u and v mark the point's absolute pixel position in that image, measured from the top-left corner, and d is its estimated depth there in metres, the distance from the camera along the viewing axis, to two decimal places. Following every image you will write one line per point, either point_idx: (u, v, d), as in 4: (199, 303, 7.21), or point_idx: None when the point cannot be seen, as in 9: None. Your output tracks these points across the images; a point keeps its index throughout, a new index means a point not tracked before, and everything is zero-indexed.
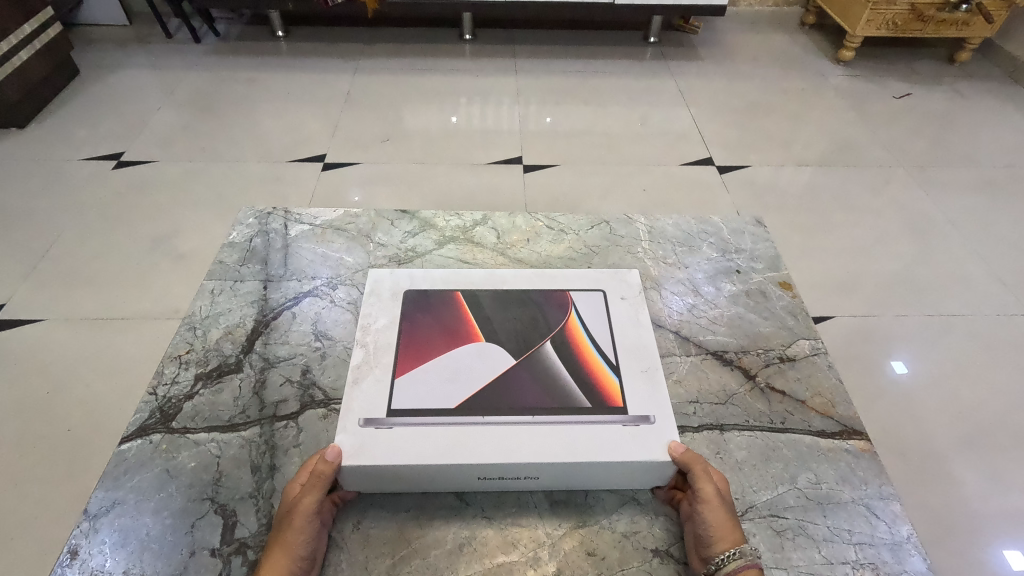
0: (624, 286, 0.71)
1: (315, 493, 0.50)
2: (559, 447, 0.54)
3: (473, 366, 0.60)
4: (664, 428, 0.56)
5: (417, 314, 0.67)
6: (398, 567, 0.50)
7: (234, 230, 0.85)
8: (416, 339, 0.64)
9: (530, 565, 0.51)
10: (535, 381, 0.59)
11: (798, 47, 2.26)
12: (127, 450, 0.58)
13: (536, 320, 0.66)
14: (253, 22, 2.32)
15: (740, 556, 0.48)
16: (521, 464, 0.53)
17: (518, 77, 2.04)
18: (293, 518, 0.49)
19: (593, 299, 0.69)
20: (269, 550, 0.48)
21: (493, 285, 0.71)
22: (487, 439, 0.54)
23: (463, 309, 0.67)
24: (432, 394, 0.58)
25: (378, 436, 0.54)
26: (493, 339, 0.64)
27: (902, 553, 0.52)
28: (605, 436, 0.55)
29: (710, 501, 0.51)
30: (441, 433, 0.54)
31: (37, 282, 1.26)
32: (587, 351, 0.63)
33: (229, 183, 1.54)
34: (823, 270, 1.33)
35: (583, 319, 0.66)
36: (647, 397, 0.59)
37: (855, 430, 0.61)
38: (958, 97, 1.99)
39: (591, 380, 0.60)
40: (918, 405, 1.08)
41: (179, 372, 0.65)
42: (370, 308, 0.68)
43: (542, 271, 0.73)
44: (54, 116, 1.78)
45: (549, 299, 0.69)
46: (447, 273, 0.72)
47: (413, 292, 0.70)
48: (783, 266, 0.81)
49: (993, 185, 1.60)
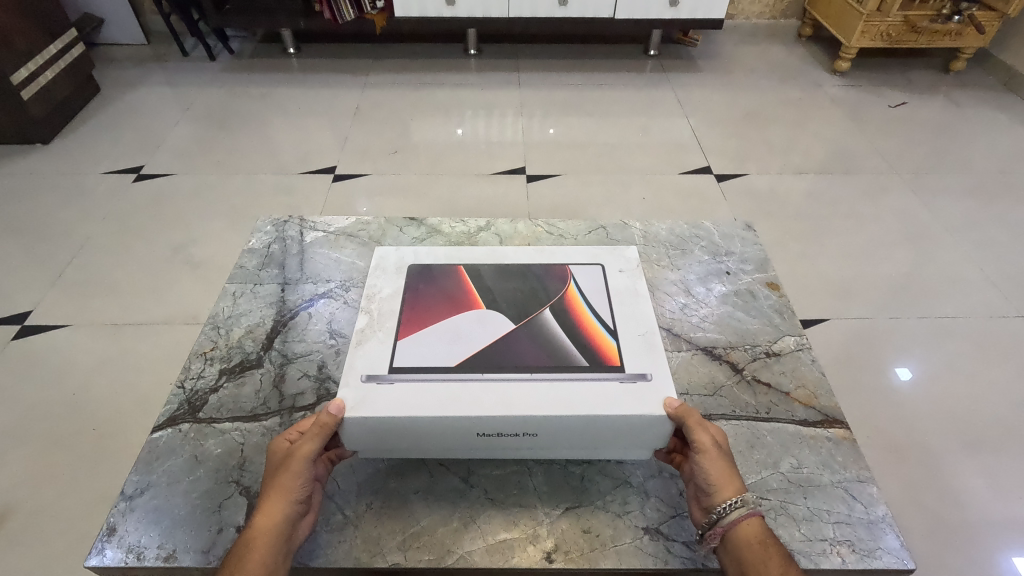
0: (622, 260, 0.75)
1: (315, 441, 0.54)
2: (555, 400, 0.56)
3: (474, 330, 0.65)
4: (660, 385, 0.58)
5: (421, 285, 0.71)
6: (409, 542, 0.56)
7: (253, 237, 0.90)
8: (419, 306, 0.68)
9: (529, 541, 0.56)
10: (534, 343, 0.63)
11: (795, 58, 2.32)
12: (158, 438, 0.63)
13: (536, 290, 0.70)
14: (265, 40, 2.40)
15: (742, 505, 0.52)
16: (517, 418, 0.56)
17: (521, 90, 2.11)
18: (293, 464, 0.53)
19: (592, 271, 0.73)
20: (265, 493, 0.52)
21: (493, 260, 0.75)
22: (485, 394, 0.57)
23: (464, 281, 0.72)
24: (433, 354, 0.61)
25: (379, 390, 0.57)
26: (493, 306, 0.68)
27: (877, 531, 0.56)
28: (602, 391, 0.57)
29: (707, 453, 0.54)
30: (440, 389, 0.57)
31: (63, 289, 1.32)
32: (586, 318, 0.67)
33: (244, 195, 1.60)
34: (818, 275, 1.38)
35: (583, 290, 0.71)
36: (642, 355, 0.62)
37: (835, 419, 0.65)
38: (953, 105, 2.03)
39: (588, 342, 0.64)
40: (911, 407, 1.11)
41: (204, 368, 0.70)
42: (376, 280, 0.72)
43: (542, 248, 0.78)
44: (76, 132, 1.85)
45: (548, 272, 0.74)
46: (450, 250, 0.77)
47: (417, 267, 0.74)
48: (771, 267, 0.86)
49: (986, 192, 1.64)
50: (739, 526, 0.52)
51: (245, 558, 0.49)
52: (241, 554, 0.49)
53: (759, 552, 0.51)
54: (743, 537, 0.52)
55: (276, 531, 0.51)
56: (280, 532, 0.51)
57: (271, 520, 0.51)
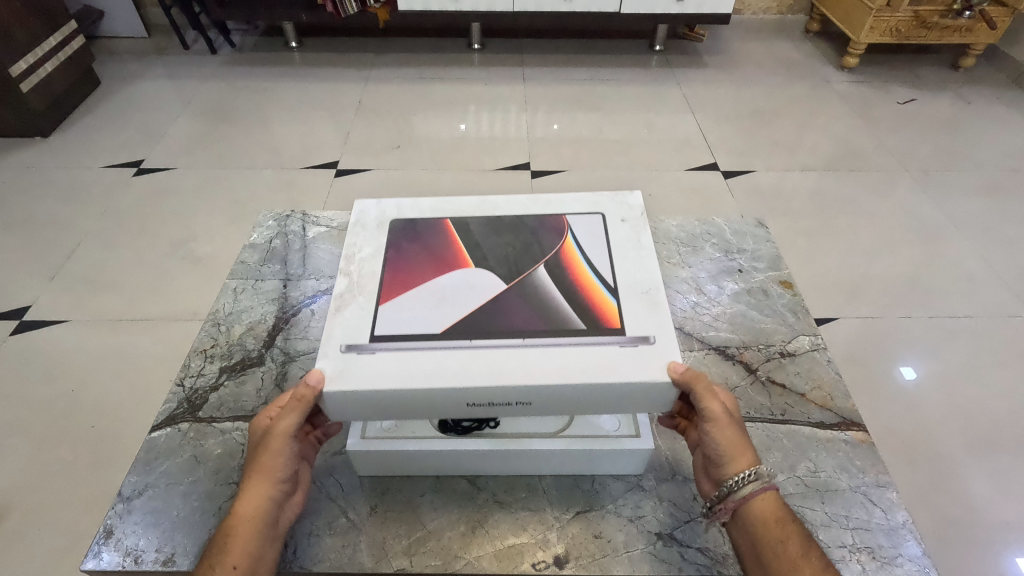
0: (624, 209, 0.70)
1: (294, 417, 0.51)
2: (551, 369, 0.51)
3: (461, 290, 0.60)
4: (664, 348, 0.53)
5: (404, 243, 0.66)
6: (413, 547, 0.55)
7: (255, 231, 0.88)
8: (402, 266, 0.63)
9: (539, 546, 0.55)
10: (527, 304, 0.58)
11: (802, 54, 2.30)
12: (157, 437, 0.61)
13: (529, 246, 0.65)
14: (267, 33, 2.38)
15: (756, 479, 0.50)
16: (514, 387, 0.51)
17: (525, 85, 2.08)
18: (273, 443, 0.51)
19: (592, 222, 0.68)
20: (248, 474, 0.51)
21: (484, 214, 0.70)
22: (476, 361, 0.52)
23: (452, 239, 0.67)
24: (417, 320, 0.57)
25: (359, 361, 0.52)
26: (482, 264, 0.63)
27: (897, 537, 0.54)
28: (605, 357, 0.52)
29: (717, 422, 0.52)
30: (425, 356, 0.53)
31: (61, 285, 1.30)
32: (583, 276, 0.61)
33: (244, 189, 1.58)
34: (827, 273, 1.36)
35: (580, 244, 0.65)
36: (645, 316, 0.57)
37: (853, 422, 0.63)
38: (963, 102, 2.00)
39: (586, 303, 0.58)
40: (923, 408, 1.09)
41: (204, 365, 0.68)
42: (356, 237, 0.67)
43: (536, 198, 0.73)
44: (75, 126, 1.83)
45: (543, 224, 0.69)
46: (435, 203, 0.72)
47: (399, 222, 0.69)
48: (784, 265, 0.84)
49: (996, 190, 1.62)
50: (752, 500, 0.50)
51: (225, 547, 0.47)
52: (223, 542, 0.48)
53: (777, 533, 0.49)
54: (758, 511, 0.50)
55: (260, 514, 0.49)
56: (266, 513, 0.50)
57: (256, 502, 0.49)
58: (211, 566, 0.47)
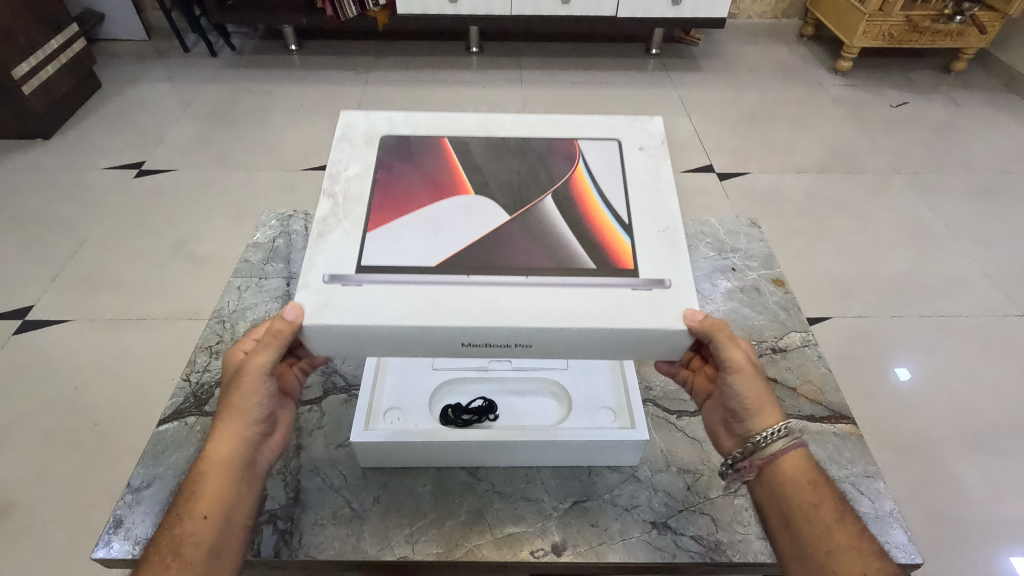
0: (643, 135, 0.66)
1: (268, 354, 0.52)
2: (555, 310, 0.51)
3: (459, 220, 0.58)
4: (681, 292, 0.53)
5: (396, 163, 0.62)
6: (415, 535, 0.57)
7: (258, 231, 0.90)
8: (395, 189, 0.60)
9: (536, 534, 0.58)
10: (530, 239, 0.57)
11: (796, 57, 2.33)
12: (164, 430, 0.64)
13: (536, 172, 0.63)
14: (267, 36, 2.39)
15: (786, 435, 0.51)
16: (514, 328, 0.50)
17: (523, 88, 2.10)
18: (246, 383, 0.52)
19: (605, 147, 0.65)
20: (221, 414, 0.52)
21: (485, 132, 0.66)
22: (475, 298, 0.52)
23: (450, 159, 0.63)
24: (412, 252, 0.55)
25: (343, 293, 0.51)
26: (483, 190, 0.60)
27: (884, 525, 0.57)
28: (618, 300, 0.52)
29: (740, 374, 0.53)
30: (419, 291, 0.52)
31: (63, 285, 1.31)
32: (593, 208, 0.60)
33: (245, 191, 1.60)
34: (820, 273, 1.38)
35: (590, 171, 0.63)
36: (662, 256, 0.56)
37: (841, 415, 0.66)
38: (954, 105, 2.03)
39: (596, 240, 0.57)
40: (914, 407, 1.11)
41: (210, 361, 0.71)
42: (342, 154, 0.63)
43: (545, 117, 0.68)
44: (76, 128, 1.84)
45: (551, 148, 0.65)
46: (431, 116, 0.67)
47: (391, 138, 0.65)
48: (777, 264, 0.86)
49: (987, 192, 1.64)
50: (782, 459, 0.52)
51: (199, 488, 0.50)
52: (197, 485, 0.50)
53: (808, 494, 0.50)
54: (787, 469, 0.52)
55: (234, 456, 0.51)
56: (240, 454, 0.52)
57: (229, 442, 0.51)
58: (186, 505, 0.49)
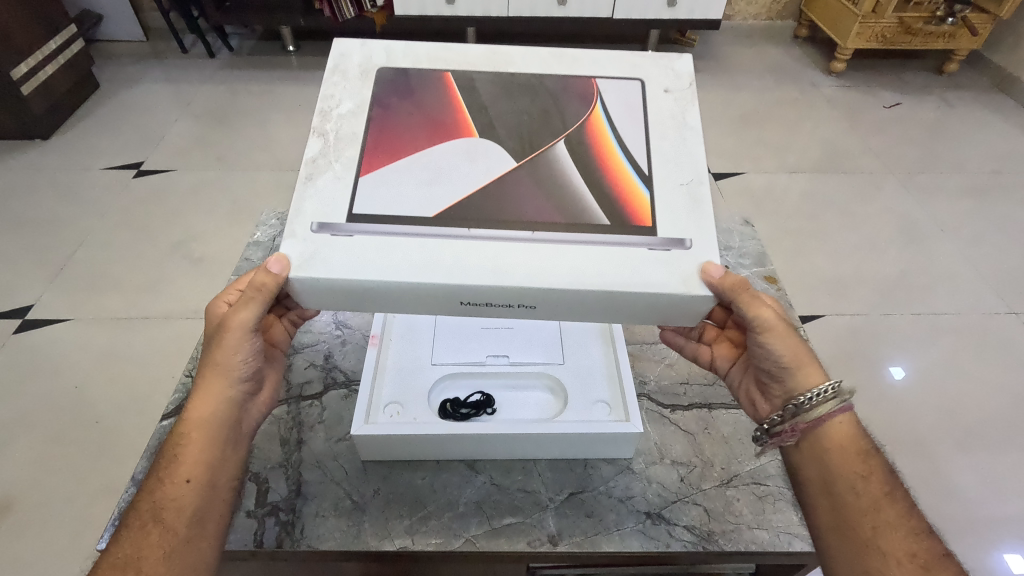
0: (669, 75, 0.63)
1: (250, 311, 0.53)
2: (563, 269, 0.51)
3: (461, 164, 0.56)
4: (700, 253, 0.53)
5: (395, 100, 0.60)
6: (415, 526, 0.59)
7: (258, 229, 0.91)
8: (392, 128, 0.58)
9: (533, 526, 0.59)
10: (537, 187, 0.56)
11: (791, 58, 2.35)
12: (167, 425, 0.66)
13: (547, 114, 0.60)
14: (265, 37, 2.40)
15: (834, 398, 0.53)
16: (522, 287, 0.50)
17: None
18: (229, 341, 0.53)
19: (626, 88, 0.62)
20: (204, 372, 0.54)
21: (492, 68, 0.63)
22: (476, 252, 0.51)
23: (453, 97, 0.61)
24: (411, 198, 0.54)
25: (330, 243, 0.51)
26: (489, 133, 0.58)
27: None
28: (631, 257, 0.52)
29: (775, 334, 0.55)
30: (412, 242, 0.51)
31: (63, 284, 1.32)
32: (610, 156, 0.58)
33: (244, 191, 1.61)
34: (813, 272, 1.40)
35: (608, 113, 0.60)
36: (685, 213, 0.55)
37: None
38: (947, 106, 2.06)
39: (611, 191, 0.56)
40: (906, 405, 1.12)
41: None
42: (336, 89, 0.60)
43: (559, 52, 0.64)
44: (75, 129, 1.85)
45: (566, 88, 0.62)
46: (434, 49, 0.64)
47: (388, 71, 0.62)
48: (769, 261, 0.88)
49: (979, 192, 1.66)
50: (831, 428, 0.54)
51: (183, 446, 0.52)
52: (177, 451, 0.51)
53: (858, 466, 0.53)
54: (835, 435, 0.54)
55: (217, 415, 0.53)
56: (222, 412, 0.54)
57: (212, 400, 0.53)
58: (172, 462, 0.51)
